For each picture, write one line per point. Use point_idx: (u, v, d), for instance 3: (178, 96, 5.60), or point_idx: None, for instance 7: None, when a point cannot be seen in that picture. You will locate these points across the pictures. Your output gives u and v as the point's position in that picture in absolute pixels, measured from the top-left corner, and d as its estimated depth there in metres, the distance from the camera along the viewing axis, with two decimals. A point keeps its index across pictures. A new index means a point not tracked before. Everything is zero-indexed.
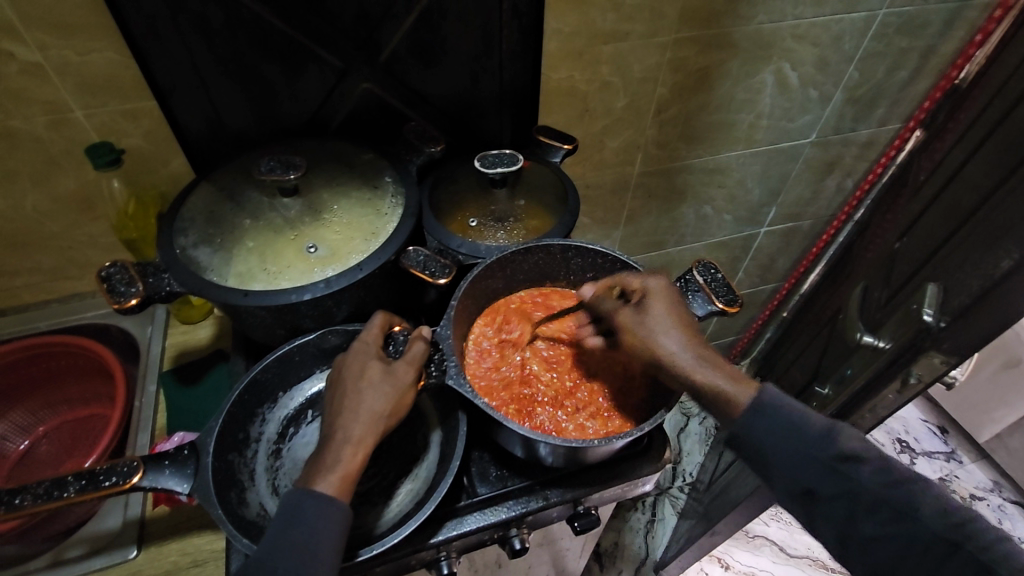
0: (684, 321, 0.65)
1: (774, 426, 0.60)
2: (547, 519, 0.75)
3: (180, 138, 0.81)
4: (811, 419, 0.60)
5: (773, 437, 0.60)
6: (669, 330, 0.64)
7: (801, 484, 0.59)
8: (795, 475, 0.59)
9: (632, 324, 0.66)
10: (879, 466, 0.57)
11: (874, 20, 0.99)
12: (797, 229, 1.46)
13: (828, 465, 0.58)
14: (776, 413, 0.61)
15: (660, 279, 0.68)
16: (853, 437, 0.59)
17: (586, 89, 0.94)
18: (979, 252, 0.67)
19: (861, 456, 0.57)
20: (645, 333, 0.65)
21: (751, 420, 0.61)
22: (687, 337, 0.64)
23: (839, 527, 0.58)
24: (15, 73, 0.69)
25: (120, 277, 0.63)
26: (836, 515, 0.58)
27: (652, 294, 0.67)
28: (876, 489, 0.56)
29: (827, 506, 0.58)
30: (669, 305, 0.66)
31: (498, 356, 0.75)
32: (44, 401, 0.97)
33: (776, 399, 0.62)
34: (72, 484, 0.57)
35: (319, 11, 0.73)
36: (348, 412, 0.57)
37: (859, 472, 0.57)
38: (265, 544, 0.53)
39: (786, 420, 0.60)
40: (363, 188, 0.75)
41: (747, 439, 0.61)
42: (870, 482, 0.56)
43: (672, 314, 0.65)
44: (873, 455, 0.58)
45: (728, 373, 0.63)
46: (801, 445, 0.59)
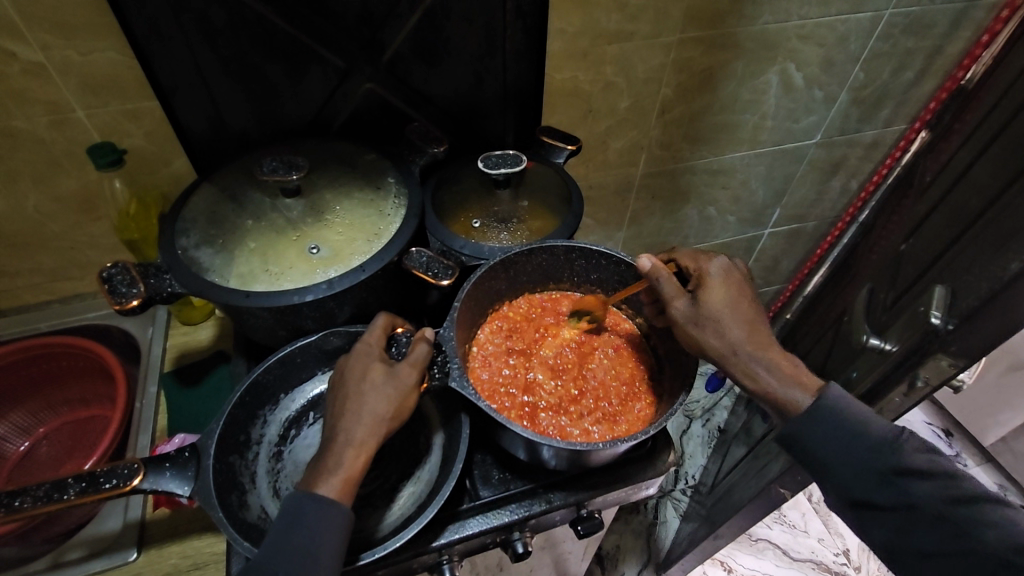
0: (745, 309, 0.66)
1: (836, 435, 0.60)
2: (550, 522, 0.74)
3: (182, 138, 0.81)
4: (875, 428, 0.59)
5: (835, 443, 0.60)
6: (732, 320, 0.65)
7: (858, 494, 0.59)
8: (853, 483, 0.60)
9: (690, 308, 0.66)
10: (941, 482, 0.57)
11: (880, 20, 0.98)
12: (801, 230, 1.45)
13: (887, 477, 0.58)
14: (840, 418, 0.60)
15: (722, 265, 0.68)
16: (918, 449, 0.58)
17: (590, 89, 0.93)
18: (988, 254, 0.66)
19: (923, 471, 0.57)
20: (704, 317, 0.65)
21: (807, 418, 0.61)
22: (746, 325, 0.65)
23: (894, 538, 0.59)
24: (16, 73, 0.69)
25: (121, 278, 0.62)
26: (892, 525, 0.59)
27: (713, 280, 0.67)
28: (935, 505, 0.56)
29: (884, 517, 0.59)
30: (728, 294, 0.66)
31: (504, 361, 0.75)
32: (45, 402, 0.96)
33: (841, 400, 0.60)
34: (72, 486, 0.56)
35: (322, 10, 0.73)
36: (351, 414, 0.57)
37: (918, 487, 0.57)
38: (266, 548, 0.52)
39: (848, 427, 0.60)
40: (366, 188, 0.75)
41: (804, 439, 0.61)
42: (928, 497, 0.56)
43: (732, 304, 0.66)
44: (936, 470, 0.57)
45: (784, 363, 0.63)
46: (863, 454, 0.59)
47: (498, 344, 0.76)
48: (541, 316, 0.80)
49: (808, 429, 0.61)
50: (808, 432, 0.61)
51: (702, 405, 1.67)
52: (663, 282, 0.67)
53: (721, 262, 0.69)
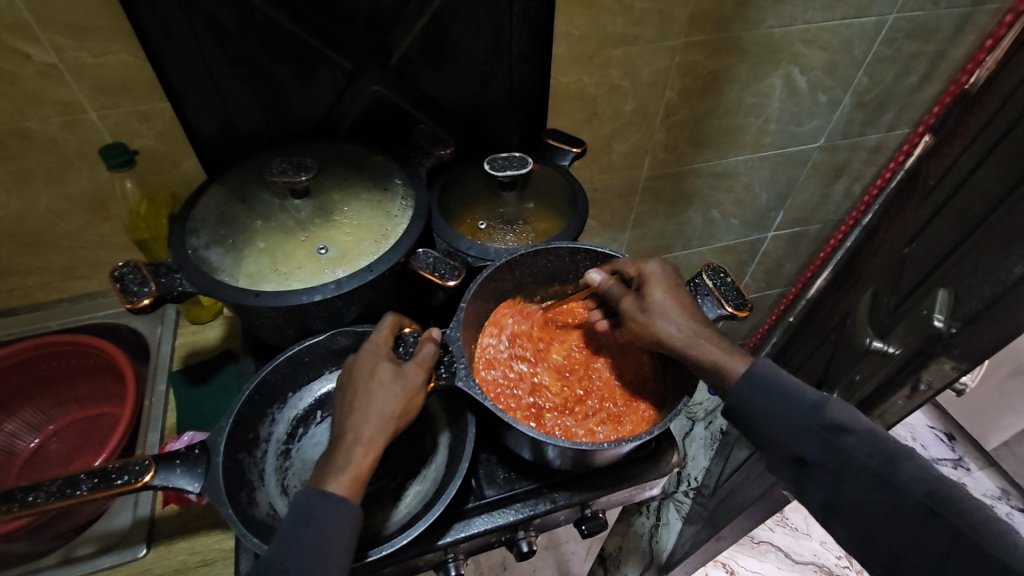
0: (684, 298, 0.67)
1: (769, 397, 0.62)
2: (554, 521, 0.75)
3: (192, 139, 0.82)
4: (804, 393, 0.61)
5: (768, 407, 0.62)
6: (669, 313, 0.66)
7: (791, 453, 0.60)
8: (787, 443, 0.60)
9: (634, 307, 0.68)
10: (867, 437, 0.57)
11: (884, 24, 0.99)
12: (804, 234, 1.45)
13: (815, 433, 0.59)
14: (771, 385, 0.62)
15: (658, 262, 0.69)
16: (842, 409, 0.60)
17: (595, 92, 0.94)
18: (991, 259, 0.67)
19: (849, 427, 0.58)
20: (647, 313, 0.67)
21: (744, 391, 0.63)
22: (687, 316, 0.65)
23: (827, 495, 0.58)
24: (30, 74, 0.70)
25: (133, 277, 0.64)
26: (823, 481, 0.58)
27: (650, 277, 0.68)
28: (860, 457, 0.56)
29: (816, 474, 0.59)
30: (666, 288, 0.67)
31: (506, 366, 0.75)
32: (55, 400, 0.97)
33: (772, 371, 0.63)
34: (85, 482, 0.57)
35: (331, 13, 0.74)
36: (359, 412, 0.57)
37: (845, 440, 0.57)
38: (276, 544, 0.53)
39: (779, 390, 0.62)
40: (373, 190, 0.76)
41: (743, 410, 0.63)
42: (856, 451, 0.57)
43: (670, 297, 0.66)
44: (862, 426, 0.58)
45: (725, 345, 0.64)
46: (794, 415, 0.60)
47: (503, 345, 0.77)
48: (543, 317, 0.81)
49: (747, 404, 0.63)
50: (749, 408, 0.62)
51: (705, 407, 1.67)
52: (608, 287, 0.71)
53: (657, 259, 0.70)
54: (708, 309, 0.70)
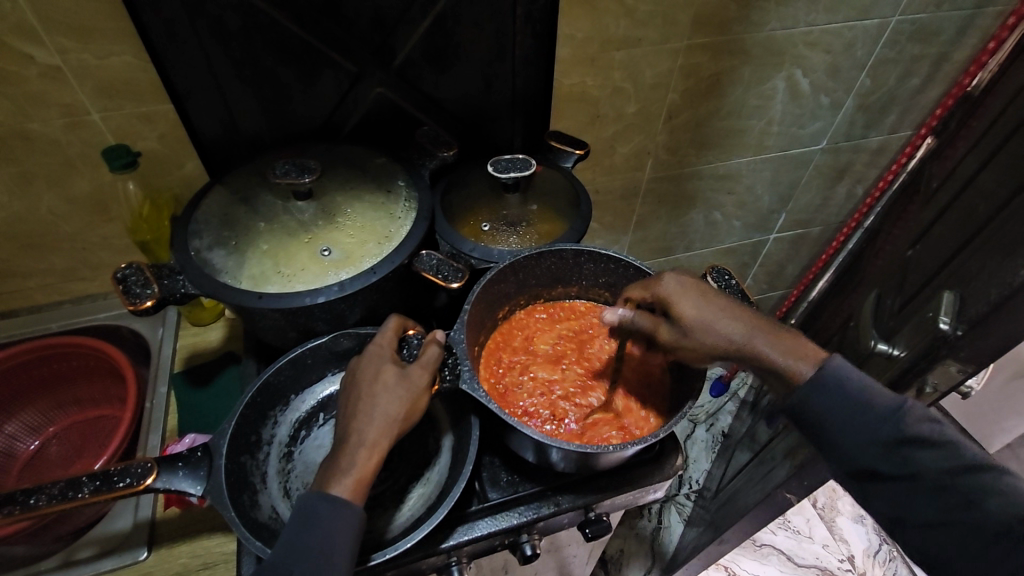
0: (720, 304, 0.64)
1: (838, 403, 0.60)
2: (558, 524, 0.75)
3: (194, 141, 0.81)
4: (878, 400, 0.59)
5: (840, 416, 0.60)
6: (711, 329, 0.63)
7: (861, 465, 0.59)
8: (855, 456, 0.59)
9: (672, 336, 0.65)
10: (945, 453, 0.56)
11: (887, 27, 0.99)
12: (806, 236, 1.45)
13: (889, 447, 0.57)
14: (842, 389, 0.60)
15: (672, 276, 0.66)
16: (920, 419, 0.57)
17: (598, 94, 0.94)
18: (996, 261, 0.67)
19: (927, 440, 0.56)
20: (688, 335, 0.64)
21: (809, 397, 0.61)
22: (730, 326, 0.63)
23: (898, 507, 0.58)
24: (33, 76, 0.70)
25: (136, 279, 0.63)
26: (895, 495, 0.58)
27: (672, 297, 0.65)
28: (937, 474, 0.55)
29: (889, 487, 0.58)
30: (697, 302, 0.64)
31: (529, 394, 0.74)
32: (55, 401, 0.97)
33: (844, 371, 0.60)
34: (87, 485, 0.57)
35: (335, 15, 0.74)
36: (363, 415, 0.57)
37: (920, 456, 0.56)
38: (280, 547, 0.53)
39: (851, 395, 0.59)
40: (376, 192, 0.76)
41: (812, 419, 0.61)
42: (932, 468, 0.56)
43: (704, 311, 0.63)
44: (941, 440, 0.56)
45: (782, 344, 0.63)
46: (868, 425, 0.58)
47: (510, 371, 0.77)
48: (538, 331, 0.82)
49: (818, 412, 0.60)
50: (819, 418, 0.61)
51: (707, 410, 1.67)
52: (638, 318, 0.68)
53: (670, 275, 0.66)
54: None
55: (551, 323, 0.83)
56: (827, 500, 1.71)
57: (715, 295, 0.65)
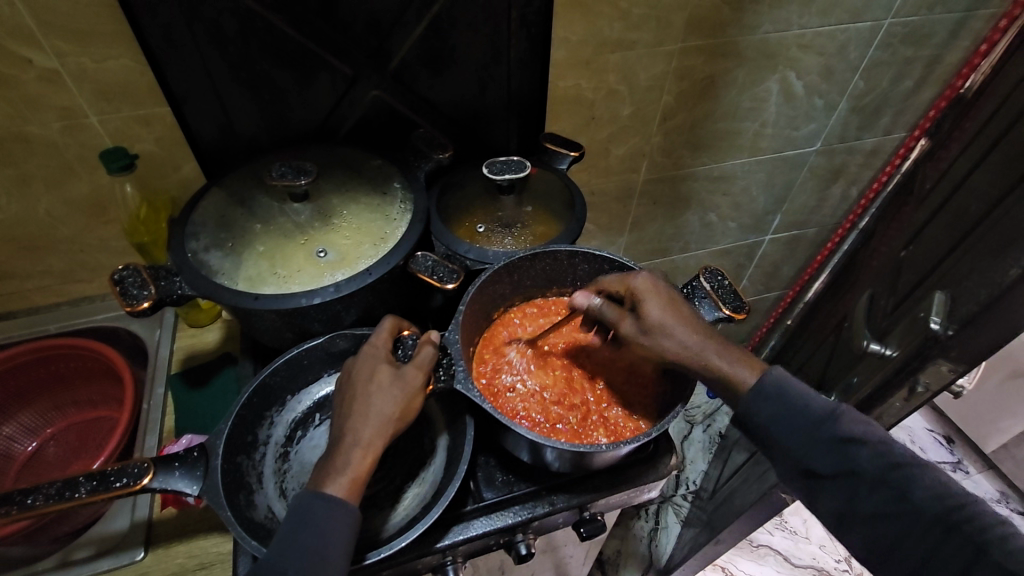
0: (683, 311, 0.64)
1: (779, 406, 0.60)
2: (553, 524, 0.75)
3: (191, 144, 0.82)
4: (815, 402, 0.60)
5: (780, 418, 0.60)
6: (672, 330, 0.63)
7: (803, 465, 0.59)
8: (796, 455, 0.59)
9: (633, 330, 0.66)
10: (878, 449, 0.56)
11: (880, 30, 1.00)
12: (801, 237, 1.46)
13: (826, 446, 0.58)
14: (784, 394, 0.61)
15: (646, 275, 0.67)
16: (856, 420, 0.58)
17: (593, 97, 0.95)
18: (987, 261, 0.68)
19: (860, 439, 0.57)
20: (647, 333, 0.64)
21: (754, 404, 0.61)
22: (691, 330, 0.63)
23: (841, 505, 0.58)
24: (31, 79, 0.70)
25: (133, 281, 0.64)
26: (837, 493, 0.58)
27: (642, 295, 0.65)
28: (875, 470, 0.56)
29: (829, 485, 0.58)
30: (663, 304, 0.64)
31: (528, 396, 0.73)
32: (52, 403, 0.97)
33: (783, 379, 0.62)
34: (83, 485, 0.57)
35: (331, 19, 0.74)
36: (358, 415, 0.58)
37: (858, 454, 0.57)
38: (276, 545, 0.53)
39: (791, 399, 0.60)
40: (372, 194, 0.76)
41: (752, 420, 0.62)
42: (868, 464, 0.56)
43: (669, 312, 0.64)
44: (875, 438, 0.57)
45: (732, 354, 0.63)
46: (806, 426, 0.59)
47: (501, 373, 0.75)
48: (520, 330, 0.80)
49: (757, 414, 0.61)
50: (758, 420, 0.61)
51: (704, 410, 1.68)
52: (606, 309, 0.68)
53: (644, 274, 0.67)
54: (705, 311, 0.70)
55: (531, 318, 0.81)
56: None
57: (682, 301, 0.65)
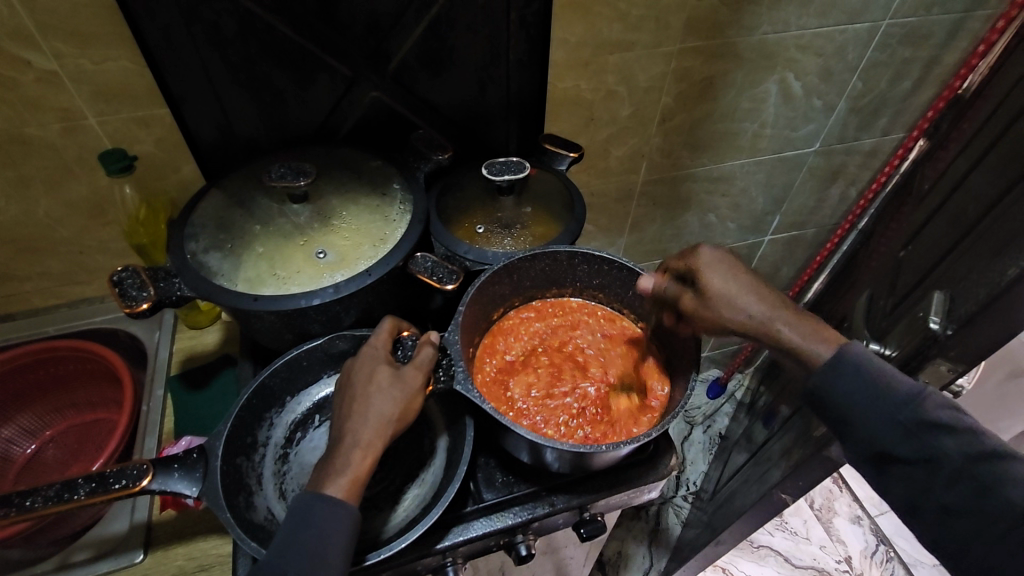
0: (749, 283, 0.65)
1: (859, 387, 0.60)
2: (553, 525, 0.75)
3: (191, 145, 0.82)
4: (898, 384, 0.59)
5: (859, 399, 0.60)
6: (739, 298, 0.64)
7: (879, 447, 0.59)
8: (874, 437, 0.59)
9: (695, 304, 0.66)
10: (964, 439, 0.56)
11: (878, 30, 1.00)
12: (800, 237, 1.46)
13: (908, 431, 0.57)
14: (864, 373, 0.60)
15: (710, 248, 0.68)
16: (941, 405, 0.57)
17: (592, 98, 0.95)
18: (985, 261, 0.68)
19: (947, 427, 0.56)
20: (712, 305, 0.65)
21: (831, 379, 0.61)
22: (758, 296, 0.65)
23: (913, 492, 0.58)
24: (30, 81, 0.70)
25: (132, 282, 0.63)
26: (914, 480, 0.58)
27: (705, 267, 0.66)
28: (959, 461, 0.55)
29: (905, 471, 0.58)
30: (726, 274, 0.66)
31: (536, 401, 0.73)
32: (51, 405, 0.97)
33: (863, 356, 0.60)
34: (82, 486, 0.57)
35: (330, 20, 0.74)
36: (358, 415, 0.58)
37: (941, 442, 0.56)
38: (276, 547, 0.53)
39: (872, 380, 0.59)
40: (372, 195, 0.76)
41: (830, 396, 0.61)
42: (954, 453, 0.56)
43: (733, 282, 0.65)
44: (962, 426, 0.56)
45: (805, 326, 0.64)
46: (886, 410, 0.58)
47: (499, 379, 0.75)
48: (516, 336, 0.80)
49: (833, 390, 0.61)
50: (836, 396, 0.60)
51: (704, 411, 1.69)
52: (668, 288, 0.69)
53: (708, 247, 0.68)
54: None
55: (527, 323, 0.81)
56: (824, 500, 1.72)
57: (749, 274, 0.66)
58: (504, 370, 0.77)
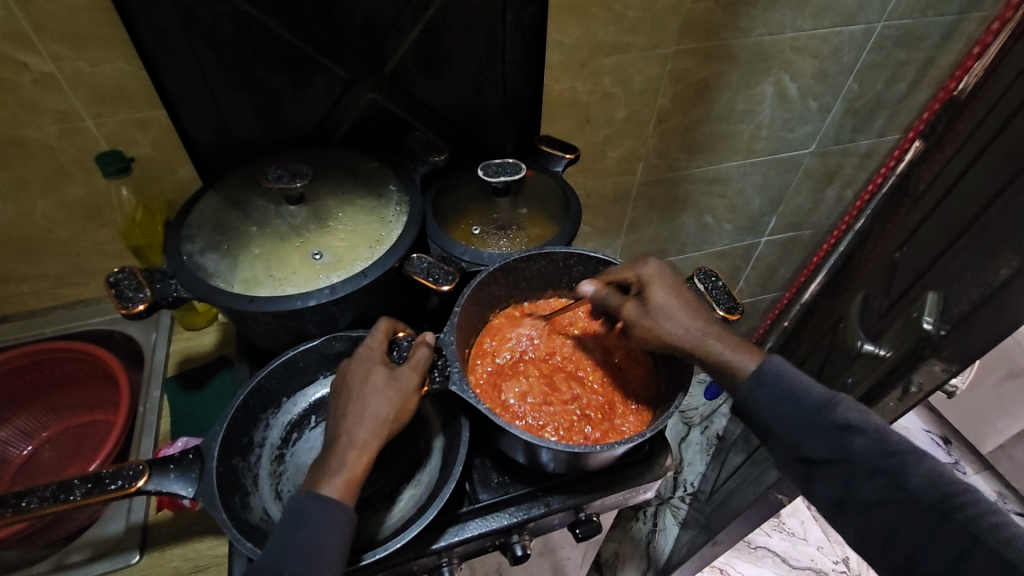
0: (687, 298, 0.67)
1: (776, 395, 0.61)
2: (548, 525, 0.75)
3: (188, 147, 0.82)
4: (812, 391, 0.60)
5: (779, 405, 0.61)
6: (674, 311, 0.66)
7: (799, 452, 0.59)
8: (794, 442, 0.60)
9: (636, 313, 0.68)
10: (875, 436, 0.56)
11: (873, 33, 1.00)
12: (797, 239, 1.47)
13: (821, 432, 0.58)
14: (783, 382, 0.61)
15: (654, 262, 0.69)
16: (852, 408, 0.59)
17: (588, 100, 0.95)
18: (978, 262, 0.68)
19: (856, 427, 0.57)
20: (650, 317, 0.66)
21: (752, 392, 0.62)
22: (693, 313, 0.65)
23: (834, 493, 0.58)
24: (27, 83, 0.71)
25: (128, 283, 0.64)
26: (833, 480, 0.58)
27: (649, 279, 0.68)
28: (870, 458, 0.56)
29: (826, 472, 0.58)
30: (667, 288, 0.67)
31: (535, 405, 0.72)
32: (48, 406, 0.97)
33: (783, 368, 0.62)
34: (78, 487, 0.57)
35: (326, 23, 0.75)
36: (353, 416, 0.58)
37: (852, 441, 0.57)
38: (271, 548, 0.53)
39: (789, 387, 0.61)
40: (368, 196, 0.76)
41: (751, 407, 0.62)
42: (864, 452, 0.56)
43: (673, 296, 0.67)
44: (871, 425, 0.57)
45: (734, 344, 0.64)
46: (803, 415, 0.60)
47: (490, 382, 0.74)
48: (506, 338, 0.79)
49: (757, 401, 0.62)
50: (758, 408, 0.62)
51: (701, 412, 1.70)
52: (609, 298, 0.71)
53: (653, 261, 0.70)
54: None
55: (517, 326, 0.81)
56: None
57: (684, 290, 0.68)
58: (496, 373, 0.75)
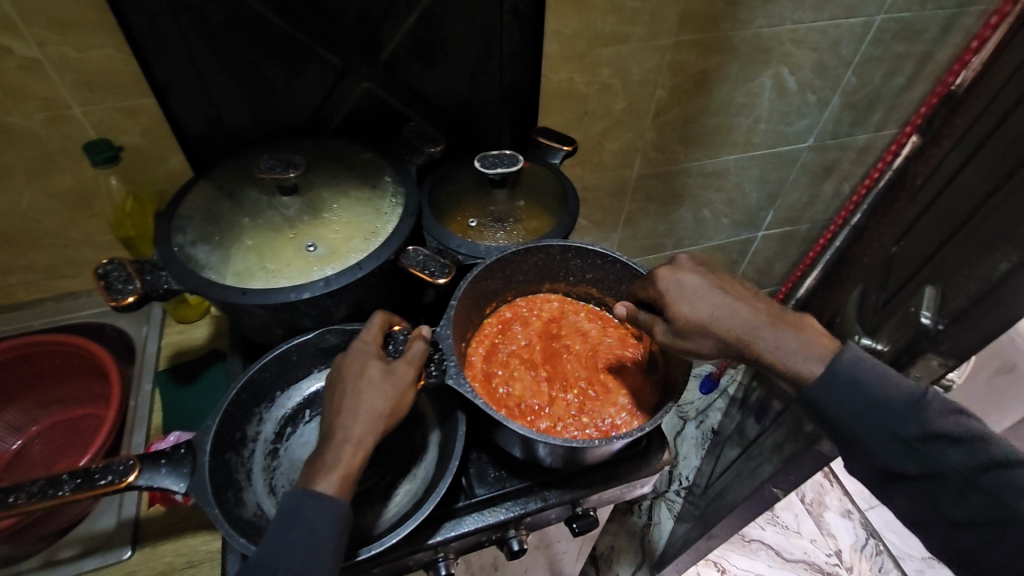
0: (716, 304, 0.61)
1: (852, 399, 0.58)
2: (545, 520, 0.75)
3: (179, 136, 0.81)
4: (894, 393, 0.58)
5: (861, 412, 0.58)
6: (701, 326, 0.61)
7: (882, 466, 0.59)
8: (875, 453, 0.59)
9: (668, 337, 0.63)
10: (971, 449, 0.56)
11: (872, 25, 0.99)
12: (794, 233, 1.47)
13: (912, 445, 0.57)
14: (857, 382, 0.58)
15: (667, 271, 0.64)
16: (943, 411, 0.57)
17: (585, 91, 0.94)
18: (976, 255, 0.68)
19: (951, 437, 0.56)
20: (682, 336, 0.62)
21: (820, 393, 0.59)
22: (723, 324, 0.60)
23: (920, 504, 0.59)
24: (12, 69, 0.69)
25: (118, 275, 0.62)
26: (918, 494, 0.59)
27: (669, 297, 0.63)
28: (963, 472, 0.56)
29: (909, 485, 0.59)
30: (685, 303, 0.62)
31: (529, 404, 0.72)
32: (37, 401, 0.96)
33: (856, 363, 0.59)
34: (67, 482, 0.56)
35: (320, 10, 0.73)
36: (348, 412, 0.57)
37: (943, 452, 0.56)
38: (267, 544, 0.52)
39: (867, 390, 0.58)
40: (362, 187, 0.75)
41: (822, 411, 0.60)
42: (960, 466, 0.56)
43: (697, 311, 0.61)
44: (966, 434, 0.56)
45: (789, 348, 0.60)
46: (888, 423, 0.58)
47: (486, 381, 0.73)
48: (499, 339, 0.78)
49: (830, 408, 0.59)
50: (828, 410, 0.59)
51: (696, 407, 1.71)
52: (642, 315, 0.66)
53: (665, 271, 0.64)
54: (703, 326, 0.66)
55: (508, 326, 0.80)
56: (814, 495, 1.73)
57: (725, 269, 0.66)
58: (489, 371, 0.75)
